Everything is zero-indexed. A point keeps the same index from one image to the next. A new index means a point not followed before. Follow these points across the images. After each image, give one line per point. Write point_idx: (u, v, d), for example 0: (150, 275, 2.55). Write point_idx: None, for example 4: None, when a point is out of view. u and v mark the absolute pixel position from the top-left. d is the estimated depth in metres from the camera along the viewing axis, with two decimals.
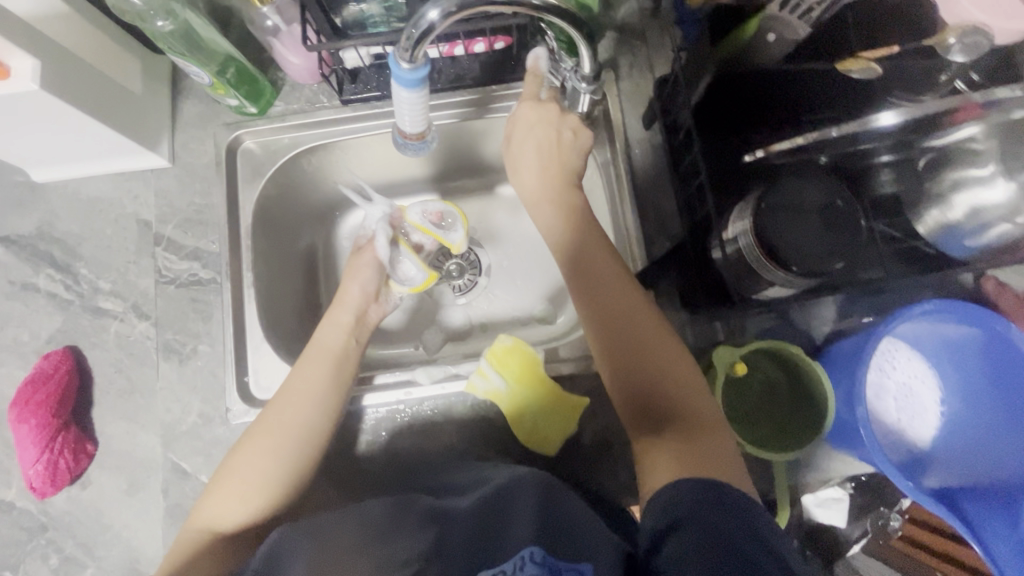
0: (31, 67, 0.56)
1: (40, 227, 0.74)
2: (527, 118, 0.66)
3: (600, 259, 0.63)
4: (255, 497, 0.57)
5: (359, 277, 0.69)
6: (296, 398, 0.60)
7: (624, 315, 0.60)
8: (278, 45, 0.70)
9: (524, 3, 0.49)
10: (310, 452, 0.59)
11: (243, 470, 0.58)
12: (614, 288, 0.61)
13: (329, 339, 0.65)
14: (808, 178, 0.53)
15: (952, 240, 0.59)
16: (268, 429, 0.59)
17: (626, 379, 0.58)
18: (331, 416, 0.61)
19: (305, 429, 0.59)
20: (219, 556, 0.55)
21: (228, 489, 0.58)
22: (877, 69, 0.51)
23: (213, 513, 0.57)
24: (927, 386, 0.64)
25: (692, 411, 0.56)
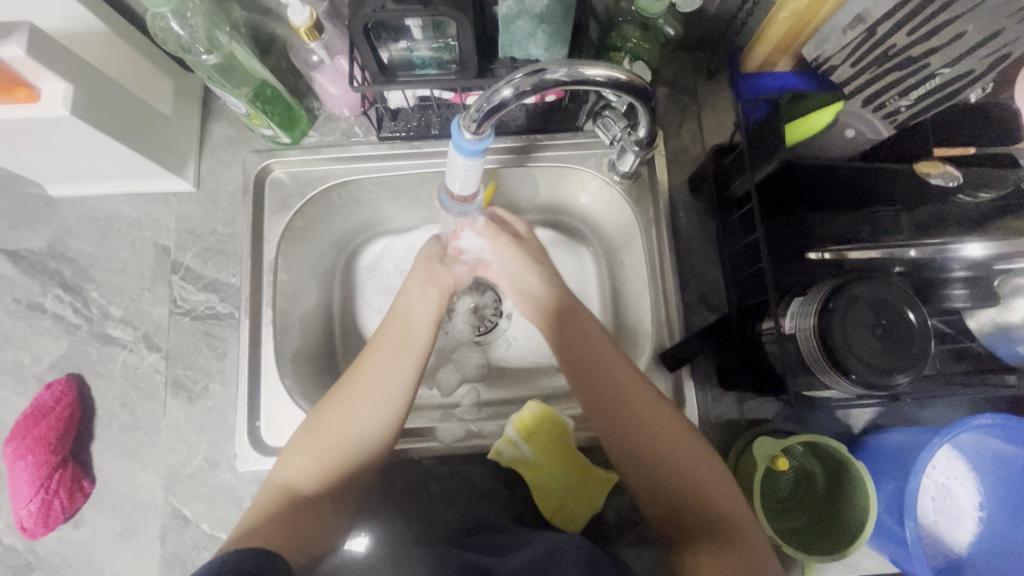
0: (63, 92, 0.54)
1: (51, 245, 0.71)
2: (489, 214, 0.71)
3: (610, 361, 0.61)
4: (329, 455, 0.57)
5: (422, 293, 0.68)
6: (381, 361, 0.62)
7: (630, 406, 0.58)
8: (319, 77, 0.67)
9: (593, 80, 0.47)
10: (388, 418, 0.59)
11: (324, 426, 0.58)
12: (624, 389, 0.59)
13: (401, 306, 0.67)
14: (877, 280, 0.50)
15: (1003, 342, 0.55)
16: (346, 388, 0.60)
17: (640, 477, 0.57)
18: (410, 382, 0.61)
19: (388, 387, 0.60)
20: (297, 514, 0.53)
21: (304, 446, 0.57)
22: (956, 174, 0.51)
23: (289, 471, 0.56)
24: (968, 492, 0.60)
25: (724, 514, 0.52)
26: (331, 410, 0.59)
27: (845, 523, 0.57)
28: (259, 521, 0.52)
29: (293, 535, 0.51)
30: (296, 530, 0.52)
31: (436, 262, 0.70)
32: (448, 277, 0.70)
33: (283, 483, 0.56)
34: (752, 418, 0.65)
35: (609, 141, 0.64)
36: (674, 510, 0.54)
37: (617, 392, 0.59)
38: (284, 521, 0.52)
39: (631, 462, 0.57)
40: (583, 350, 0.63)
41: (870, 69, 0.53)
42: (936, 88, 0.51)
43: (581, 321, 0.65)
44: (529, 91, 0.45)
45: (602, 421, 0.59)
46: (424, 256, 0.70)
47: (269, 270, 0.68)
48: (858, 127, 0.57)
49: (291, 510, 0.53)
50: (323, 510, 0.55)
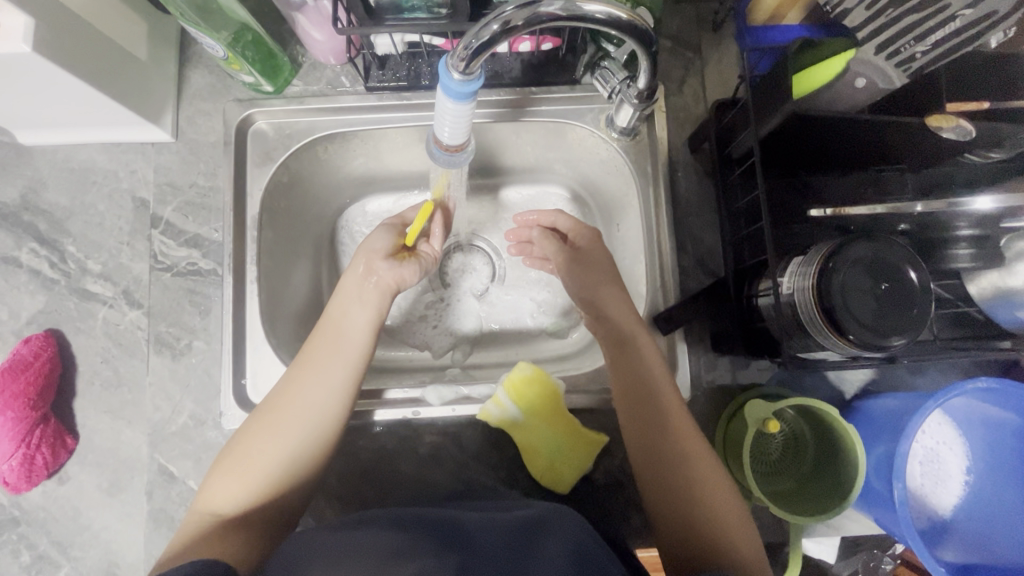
0: (24, 26, 0.50)
1: (24, 196, 0.68)
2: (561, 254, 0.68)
3: (656, 383, 0.57)
4: (255, 480, 0.53)
5: (354, 298, 0.61)
6: (308, 377, 0.56)
7: (663, 412, 0.56)
8: (302, 20, 0.63)
9: (590, 17, 0.43)
10: (323, 438, 0.55)
11: (244, 449, 0.54)
12: (665, 392, 0.57)
13: (337, 311, 0.61)
14: (880, 241, 0.48)
15: (1003, 307, 0.54)
16: (272, 407, 0.55)
17: (657, 484, 0.55)
18: (343, 396, 0.56)
19: (316, 403, 0.55)
20: (222, 540, 0.50)
21: (234, 469, 0.53)
22: (968, 128, 0.49)
23: (214, 496, 0.52)
24: (956, 456, 0.60)
25: (740, 548, 0.51)
26: (256, 431, 0.54)
27: (835, 485, 0.57)
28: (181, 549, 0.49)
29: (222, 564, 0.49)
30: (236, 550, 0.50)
31: (377, 258, 0.63)
32: (390, 276, 0.62)
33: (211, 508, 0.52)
34: (746, 381, 0.64)
35: (608, 94, 0.61)
36: (686, 533, 0.53)
37: (661, 407, 0.56)
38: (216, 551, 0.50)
39: (648, 461, 0.56)
40: (626, 362, 0.59)
41: (889, 10, 0.50)
42: (959, 29, 0.48)
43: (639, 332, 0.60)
44: (519, 27, 0.42)
45: (634, 437, 0.57)
46: (366, 250, 0.63)
47: (253, 226, 0.66)
48: (872, 77, 0.52)
49: (219, 537, 0.50)
50: (259, 530, 0.52)
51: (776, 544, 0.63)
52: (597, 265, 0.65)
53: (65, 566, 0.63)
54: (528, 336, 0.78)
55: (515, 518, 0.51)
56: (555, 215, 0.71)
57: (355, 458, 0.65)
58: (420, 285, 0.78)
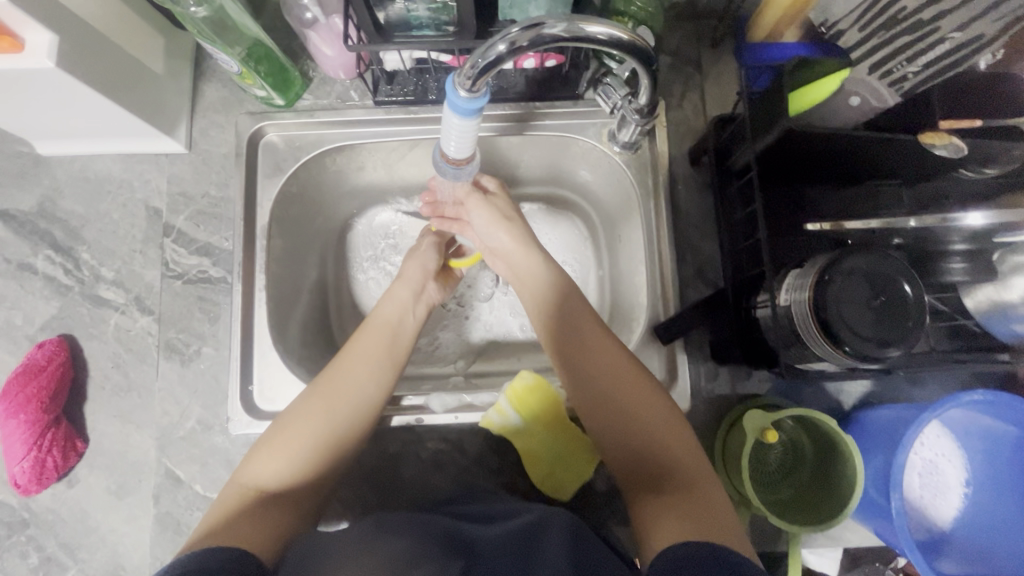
0: (48, 43, 0.52)
1: (41, 205, 0.70)
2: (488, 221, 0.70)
3: (590, 338, 0.59)
4: (300, 455, 0.54)
5: (400, 299, 0.67)
6: (358, 363, 0.60)
7: (596, 363, 0.58)
8: (313, 37, 0.65)
9: (593, 37, 0.45)
10: (365, 418, 0.58)
11: (289, 427, 0.55)
12: (595, 344, 0.59)
13: (387, 312, 0.66)
14: (875, 254, 0.49)
15: (999, 321, 0.54)
16: (324, 390, 0.57)
17: (609, 433, 0.56)
18: (387, 383, 0.61)
19: (359, 389, 0.58)
20: (264, 512, 0.50)
21: (277, 446, 0.54)
22: (959, 144, 0.50)
23: (258, 471, 0.53)
24: (955, 469, 0.61)
25: (695, 477, 0.51)
26: (303, 410, 0.56)
27: (834, 494, 0.57)
28: (228, 516, 0.49)
29: (267, 532, 0.49)
30: (274, 525, 0.50)
31: (430, 279, 0.71)
32: (435, 297, 0.71)
33: (252, 483, 0.52)
34: (745, 391, 0.65)
35: (610, 110, 0.63)
36: (643, 473, 0.53)
37: (591, 358, 0.58)
38: (259, 522, 0.49)
39: (595, 415, 0.57)
40: (568, 325, 0.61)
41: (882, 30, 0.52)
42: (948, 51, 0.49)
43: (566, 292, 0.64)
44: (525, 47, 0.44)
45: (583, 396, 0.58)
46: (422, 268, 0.70)
47: (263, 235, 0.67)
48: (865, 96, 0.54)
49: (260, 509, 0.50)
50: (295, 510, 0.52)
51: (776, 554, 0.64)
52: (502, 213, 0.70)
53: (72, 568, 0.64)
54: (530, 345, 0.79)
55: (515, 521, 0.52)
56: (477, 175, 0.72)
57: (359, 463, 0.66)
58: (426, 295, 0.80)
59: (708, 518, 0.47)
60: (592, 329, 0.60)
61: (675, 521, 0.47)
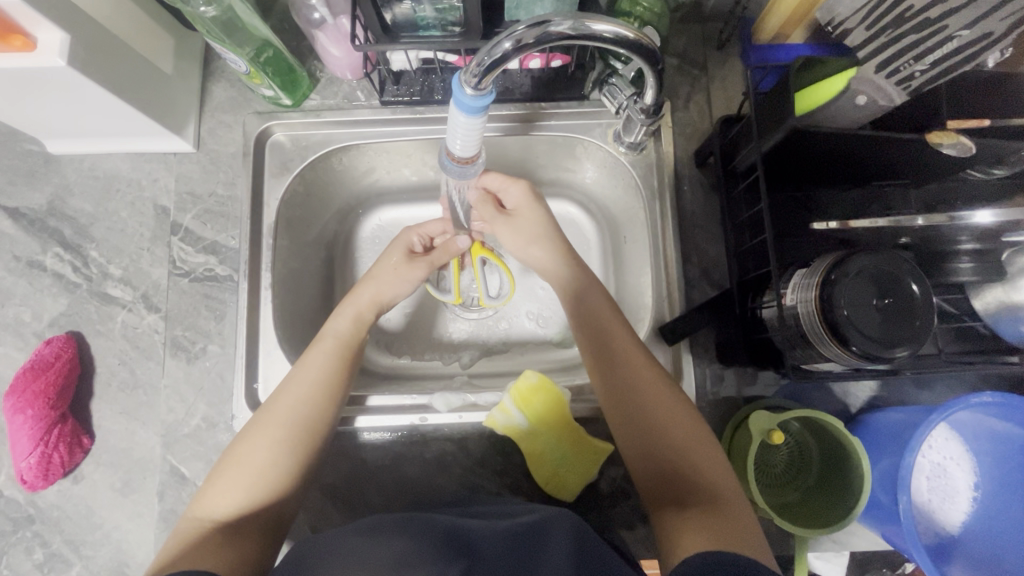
0: (60, 42, 0.52)
1: (51, 202, 0.71)
2: (518, 227, 0.70)
3: (620, 359, 0.59)
4: (254, 481, 0.54)
5: (348, 309, 0.66)
6: (295, 384, 0.59)
7: (626, 370, 0.58)
8: (321, 37, 0.66)
9: (599, 36, 0.45)
10: (313, 436, 0.57)
11: (238, 457, 0.55)
12: (625, 351, 0.59)
13: (334, 330, 0.64)
14: (882, 254, 0.49)
15: (1009, 322, 0.54)
16: (267, 415, 0.57)
17: (632, 439, 0.56)
18: (336, 394, 0.60)
19: (301, 408, 0.57)
20: (218, 544, 0.50)
21: (229, 477, 0.54)
22: (968, 144, 0.50)
23: (210, 502, 0.53)
24: (963, 472, 0.60)
25: (722, 493, 0.51)
26: (250, 434, 0.56)
27: (841, 496, 0.57)
28: (182, 550, 0.49)
29: (224, 563, 0.49)
30: (232, 551, 0.50)
31: (386, 288, 0.69)
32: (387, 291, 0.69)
33: (206, 512, 0.53)
34: (751, 393, 0.65)
35: (615, 110, 0.63)
36: (667, 487, 0.53)
37: (623, 364, 0.58)
38: (215, 549, 0.49)
39: (620, 420, 0.57)
40: (602, 343, 0.60)
41: (889, 30, 0.50)
42: (956, 50, 0.48)
43: (598, 297, 0.64)
44: (531, 44, 0.44)
45: (612, 403, 0.58)
46: (375, 286, 0.68)
47: (269, 234, 0.68)
48: (871, 95, 0.53)
49: (215, 541, 0.50)
50: (255, 537, 0.52)
51: (782, 559, 0.63)
52: (530, 230, 0.70)
53: (76, 565, 0.64)
54: (534, 346, 0.79)
55: (517, 521, 0.52)
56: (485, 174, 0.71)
57: (362, 463, 0.66)
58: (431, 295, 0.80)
59: (731, 532, 0.47)
60: (625, 335, 0.60)
61: (700, 532, 0.48)
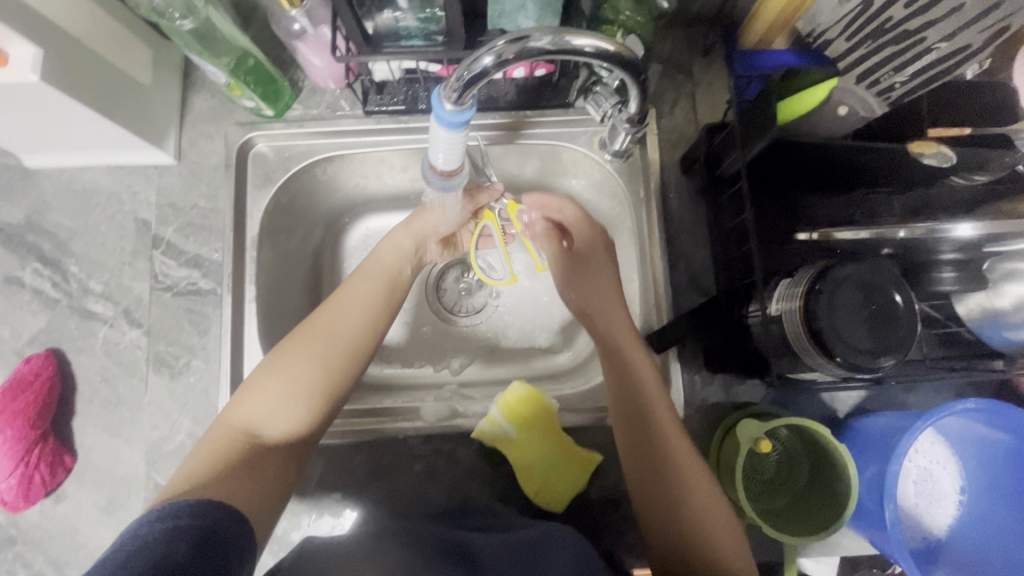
0: (33, 56, 0.51)
1: (29, 217, 0.69)
2: (577, 269, 0.66)
3: (659, 409, 0.56)
4: (295, 400, 0.54)
5: (389, 245, 0.65)
6: (343, 312, 0.59)
7: (652, 424, 0.56)
8: (302, 48, 0.65)
9: (579, 51, 0.45)
10: (354, 368, 0.58)
11: (282, 370, 0.54)
12: (654, 405, 0.56)
13: (378, 263, 0.64)
14: (867, 264, 0.49)
15: (992, 328, 0.55)
16: (312, 332, 0.57)
17: (647, 497, 0.55)
18: (378, 336, 0.60)
19: (345, 339, 0.58)
20: (255, 463, 0.49)
21: (270, 390, 0.53)
22: (950, 155, 0.52)
23: (247, 413, 0.52)
24: (949, 476, 0.61)
25: (734, 567, 0.51)
26: (294, 352, 0.55)
27: (828, 503, 0.57)
28: (216, 463, 0.48)
29: (255, 483, 0.48)
30: (262, 471, 0.50)
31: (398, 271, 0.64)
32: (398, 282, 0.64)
33: (243, 426, 0.52)
34: (739, 400, 0.65)
35: (601, 118, 0.62)
36: (676, 556, 0.52)
37: (649, 420, 0.56)
38: (250, 471, 0.49)
39: (639, 474, 0.56)
40: (630, 394, 0.58)
41: (867, 43, 0.51)
42: (935, 61, 0.49)
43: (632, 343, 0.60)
44: (511, 59, 0.44)
45: (631, 455, 0.57)
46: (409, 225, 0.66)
47: (253, 246, 0.67)
48: (855, 107, 0.54)
49: (246, 462, 0.49)
50: (283, 465, 0.52)
51: (771, 565, 0.63)
52: (582, 275, 0.66)
53: None
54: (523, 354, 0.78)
55: (518, 534, 0.52)
56: (560, 204, 0.65)
57: (351, 476, 0.65)
58: (419, 303, 0.79)
59: None
60: (656, 388, 0.57)
61: None
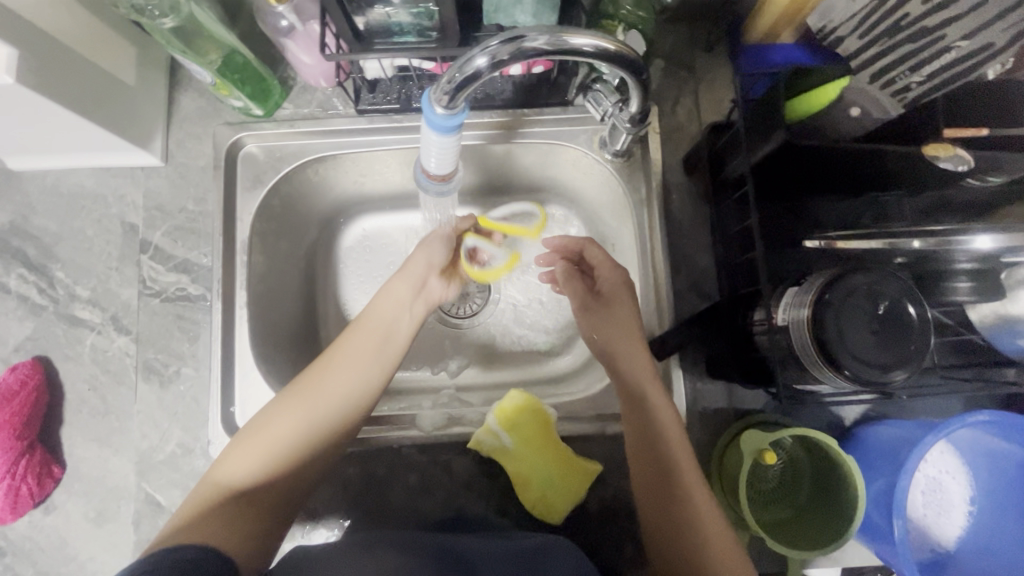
0: (7, 57, 0.49)
1: (13, 221, 0.68)
2: (600, 318, 0.62)
3: (676, 446, 0.54)
4: (280, 460, 0.51)
5: (393, 288, 0.61)
6: (340, 367, 0.56)
7: (667, 459, 0.54)
8: (291, 45, 0.63)
9: (578, 52, 0.43)
10: (346, 429, 0.54)
11: (269, 428, 0.52)
12: (670, 440, 0.54)
13: (383, 310, 0.60)
14: (879, 273, 0.47)
15: (1005, 335, 0.53)
16: (306, 387, 0.54)
17: (659, 531, 0.54)
18: (376, 389, 0.57)
19: (338, 402, 0.54)
20: (233, 517, 0.48)
21: (255, 447, 0.52)
22: (966, 157, 0.48)
23: (232, 470, 0.51)
24: (959, 486, 0.59)
25: None
26: (284, 407, 0.53)
27: (833, 517, 0.55)
28: (187, 522, 0.46)
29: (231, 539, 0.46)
30: (242, 528, 0.48)
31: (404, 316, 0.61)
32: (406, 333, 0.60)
33: (227, 482, 0.50)
34: (743, 409, 0.63)
35: (600, 117, 0.60)
36: None
37: (663, 455, 0.54)
38: (224, 523, 0.47)
39: (653, 507, 0.54)
40: (646, 427, 0.56)
41: (884, 39, 0.51)
42: (954, 60, 0.50)
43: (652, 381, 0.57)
44: (506, 61, 0.41)
45: (645, 486, 0.55)
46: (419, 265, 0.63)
47: (243, 251, 0.65)
48: (869, 107, 0.54)
49: (235, 507, 0.48)
50: (264, 524, 0.50)
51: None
52: (604, 324, 0.62)
53: None
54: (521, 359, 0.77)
55: (516, 544, 0.51)
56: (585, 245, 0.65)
57: (345, 486, 0.64)
58: None
59: None
60: (673, 423, 0.55)
61: None
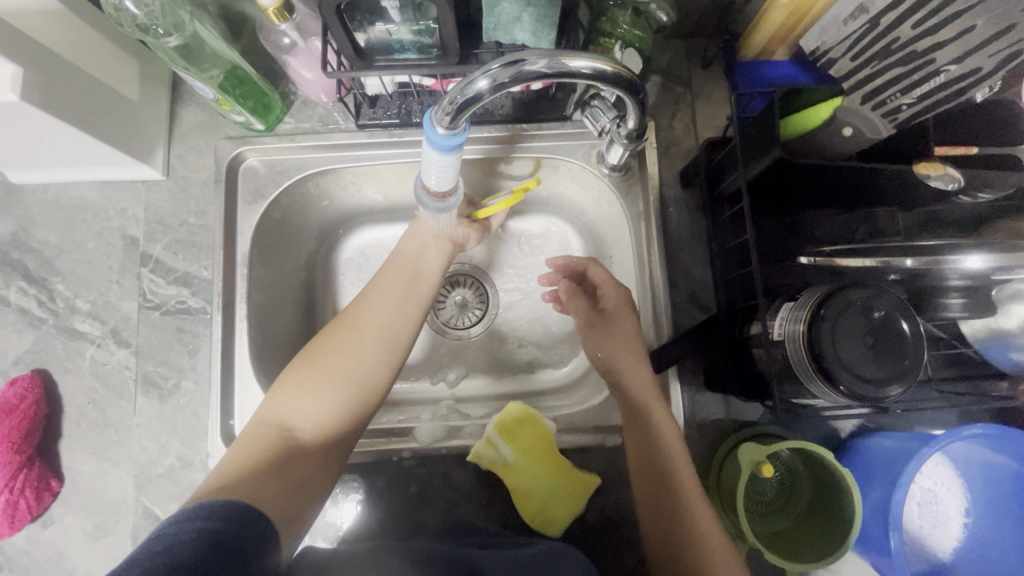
0: (12, 75, 0.50)
1: (14, 235, 0.68)
2: (603, 330, 0.64)
3: (676, 455, 0.55)
4: (333, 393, 0.54)
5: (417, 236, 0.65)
6: (381, 305, 0.60)
7: (667, 467, 0.55)
8: (292, 61, 0.63)
9: (578, 73, 0.43)
10: (391, 363, 0.58)
11: (321, 363, 0.56)
12: (670, 446, 0.56)
13: (412, 249, 0.64)
14: (875, 289, 0.48)
15: (997, 348, 0.54)
16: (349, 325, 0.58)
17: (661, 537, 0.54)
18: (415, 328, 0.60)
19: (381, 339, 0.58)
20: (296, 456, 0.50)
21: (308, 384, 0.54)
22: (957, 176, 0.49)
23: (287, 409, 0.53)
24: (954, 497, 0.59)
25: None
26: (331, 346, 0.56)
27: (829, 529, 0.56)
28: (251, 466, 0.47)
29: (293, 478, 0.48)
30: (301, 466, 0.50)
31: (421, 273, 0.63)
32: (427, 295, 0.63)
33: (282, 422, 0.52)
34: (740, 421, 0.63)
35: (597, 133, 0.60)
36: None
37: (663, 463, 0.55)
38: (286, 465, 0.49)
39: (655, 516, 0.55)
40: (646, 435, 0.57)
41: (875, 61, 0.53)
42: (944, 84, 0.49)
43: (653, 388, 0.59)
44: (506, 83, 0.42)
45: (646, 494, 0.56)
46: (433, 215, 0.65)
47: (243, 264, 0.65)
48: (859, 127, 0.54)
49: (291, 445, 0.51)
50: (322, 462, 0.52)
51: None
52: (606, 335, 0.63)
53: None
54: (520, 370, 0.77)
55: (523, 551, 0.51)
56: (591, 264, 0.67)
57: (345, 499, 0.64)
58: None
59: None
60: (673, 431, 0.56)
61: None
